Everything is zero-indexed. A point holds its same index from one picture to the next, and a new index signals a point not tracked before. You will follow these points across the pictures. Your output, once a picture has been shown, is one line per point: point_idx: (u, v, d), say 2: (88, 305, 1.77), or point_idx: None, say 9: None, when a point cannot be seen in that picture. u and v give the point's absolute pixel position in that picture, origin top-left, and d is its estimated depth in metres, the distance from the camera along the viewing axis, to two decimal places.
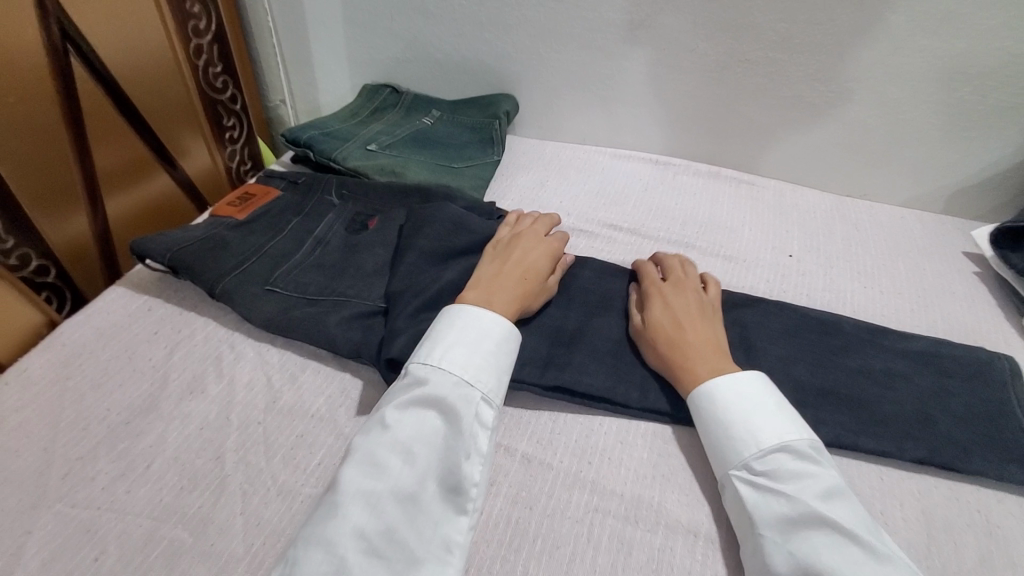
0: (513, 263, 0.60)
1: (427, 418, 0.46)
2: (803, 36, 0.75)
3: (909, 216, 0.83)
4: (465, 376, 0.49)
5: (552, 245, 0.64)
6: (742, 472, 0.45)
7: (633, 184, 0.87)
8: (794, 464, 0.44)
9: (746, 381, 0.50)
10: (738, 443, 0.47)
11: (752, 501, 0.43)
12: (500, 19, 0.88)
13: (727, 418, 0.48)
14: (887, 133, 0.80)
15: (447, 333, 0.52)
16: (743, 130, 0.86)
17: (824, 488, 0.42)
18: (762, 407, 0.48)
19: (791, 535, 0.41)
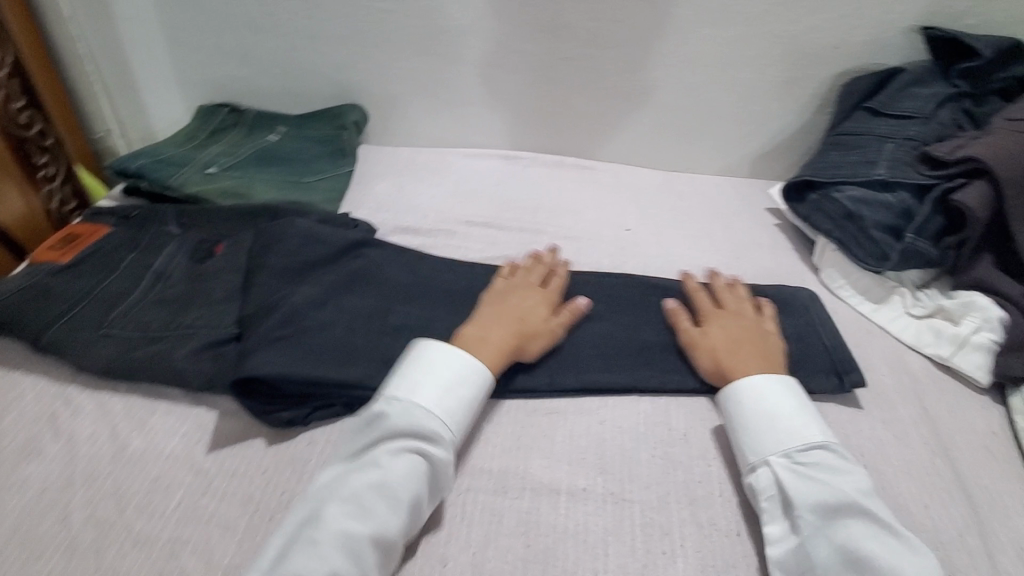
0: (513, 307, 0.59)
1: (410, 460, 0.46)
2: (611, 33, 0.84)
3: (724, 183, 0.95)
4: (446, 418, 0.49)
5: (563, 285, 0.63)
6: (782, 459, 0.48)
7: (486, 180, 0.91)
8: (835, 461, 0.47)
9: (778, 381, 0.52)
10: (786, 435, 0.49)
11: (791, 486, 0.46)
12: (334, 30, 0.88)
13: (773, 409, 0.50)
14: (695, 112, 0.91)
15: (427, 370, 0.51)
16: (578, 120, 0.94)
17: (862, 486, 0.45)
18: (798, 402, 0.51)
19: (829, 522, 0.44)
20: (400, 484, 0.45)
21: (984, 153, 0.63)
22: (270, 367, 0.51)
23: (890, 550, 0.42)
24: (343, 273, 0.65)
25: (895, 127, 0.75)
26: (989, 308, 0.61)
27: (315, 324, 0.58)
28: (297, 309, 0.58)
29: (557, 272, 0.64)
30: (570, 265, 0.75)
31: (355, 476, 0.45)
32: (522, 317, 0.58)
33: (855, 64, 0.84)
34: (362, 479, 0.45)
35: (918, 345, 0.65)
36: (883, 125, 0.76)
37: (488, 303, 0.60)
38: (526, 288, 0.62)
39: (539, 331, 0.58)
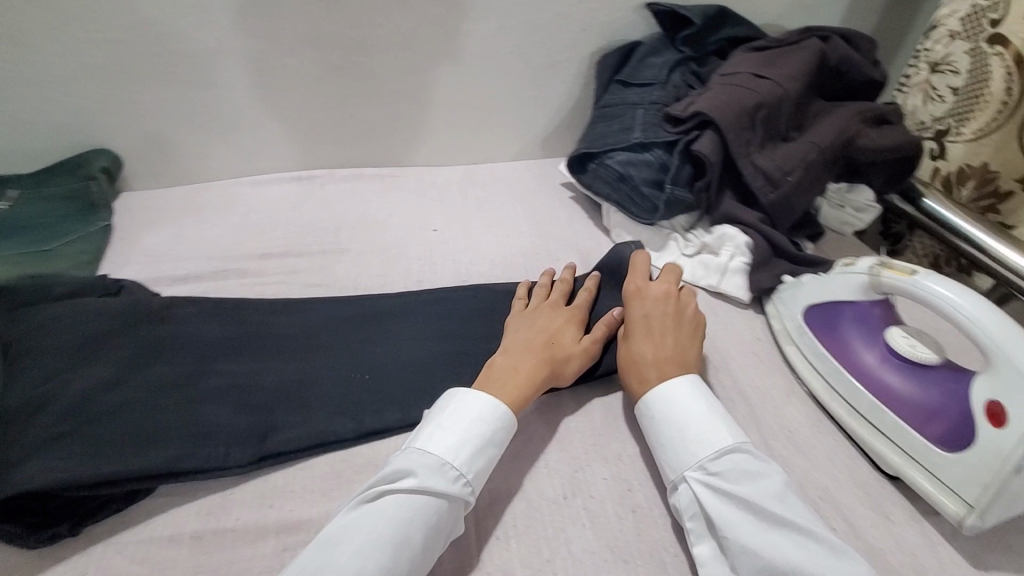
0: (538, 330, 0.59)
1: (409, 524, 0.43)
2: (373, 37, 0.82)
3: (522, 167, 1.00)
4: (464, 477, 0.47)
5: (585, 295, 0.65)
6: (698, 474, 0.48)
7: (279, 206, 0.85)
8: (747, 466, 0.47)
9: (680, 389, 0.53)
10: (695, 447, 0.49)
11: (710, 502, 0.46)
12: (50, 70, 0.76)
13: (682, 419, 0.51)
14: (480, 105, 0.94)
15: (463, 415, 0.49)
16: (367, 128, 0.91)
17: (775, 489, 0.46)
18: (706, 408, 0.51)
19: (749, 532, 0.44)
20: (399, 546, 0.42)
21: (708, 107, 0.72)
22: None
23: (811, 554, 0.43)
24: (110, 345, 0.56)
25: (642, 94, 0.84)
26: (736, 236, 0.72)
27: (107, 411, 0.51)
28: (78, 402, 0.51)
29: (590, 280, 0.66)
30: (382, 278, 0.74)
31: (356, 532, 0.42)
32: (552, 338, 0.58)
33: (603, 42, 0.93)
34: (355, 540, 0.42)
35: (695, 280, 0.73)
36: (633, 94, 0.85)
37: (522, 326, 0.60)
38: (547, 309, 0.62)
39: (572, 350, 0.58)
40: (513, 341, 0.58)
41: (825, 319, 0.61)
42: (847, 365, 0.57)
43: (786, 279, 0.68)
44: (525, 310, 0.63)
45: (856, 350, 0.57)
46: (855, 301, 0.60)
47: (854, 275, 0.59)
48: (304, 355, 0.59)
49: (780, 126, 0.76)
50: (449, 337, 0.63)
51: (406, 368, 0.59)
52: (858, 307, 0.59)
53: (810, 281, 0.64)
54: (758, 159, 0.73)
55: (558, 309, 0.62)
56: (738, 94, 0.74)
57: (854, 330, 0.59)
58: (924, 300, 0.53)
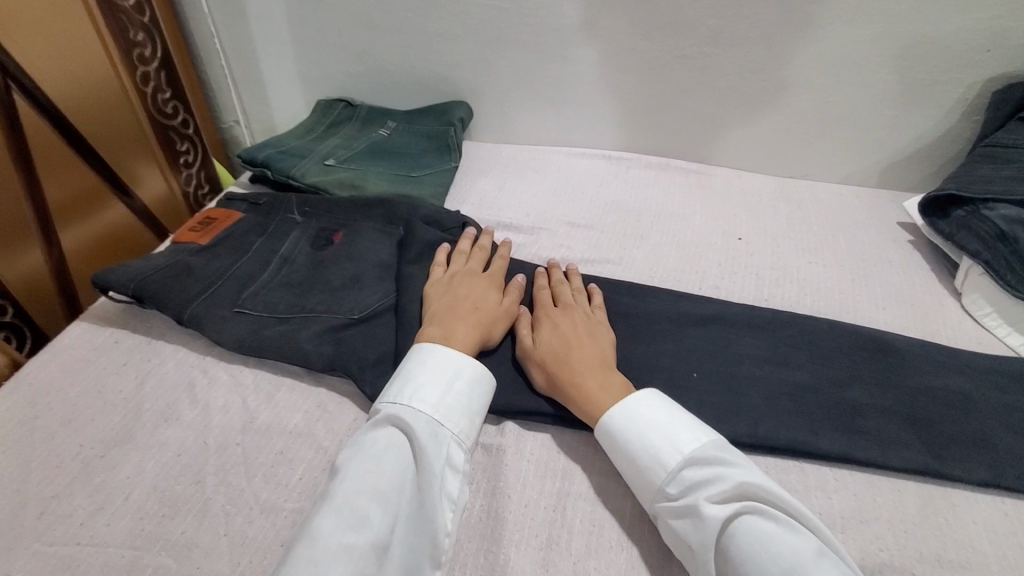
0: (462, 296, 0.60)
1: (393, 446, 0.48)
2: (734, 28, 0.79)
3: (845, 193, 0.88)
4: (433, 415, 0.50)
5: (501, 262, 0.67)
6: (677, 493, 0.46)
7: (588, 181, 0.90)
8: (697, 475, 0.46)
9: (637, 399, 0.52)
10: (647, 470, 0.48)
11: (682, 524, 0.45)
12: (447, 28, 0.90)
13: (646, 426, 0.50)
14: (821, 115, 0.85)
15: (403, 384, 0.52)
16: (688, 120, 0.90)
17: (724, 492, 0.44)
18: (664, 415, 0.50)
19: (732, 534, 0.43)
20: (400, 470, 0.46)
21: None
22: None
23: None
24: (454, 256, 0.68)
25: None
26: None
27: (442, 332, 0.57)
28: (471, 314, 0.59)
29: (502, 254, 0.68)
30: (677, 274, 0.73)
31: (352, 479, 0.45)
32: (478, 303, 0.60)
33: (1015, 67, 0.75)
34: (359, 482, 0.45)
35: None
36: None
37: (445, 289, 0.62)
38: (465, 276, 0.64)
39: (496, 313, 0.60)
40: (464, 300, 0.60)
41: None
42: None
43: None
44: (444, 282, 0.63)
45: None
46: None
47: None
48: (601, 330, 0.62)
49: None
50: (749, 364, 0.61)
51: (700, 375, 0.60)
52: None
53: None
54: None
55: (476, 274, 0.64)
56: None
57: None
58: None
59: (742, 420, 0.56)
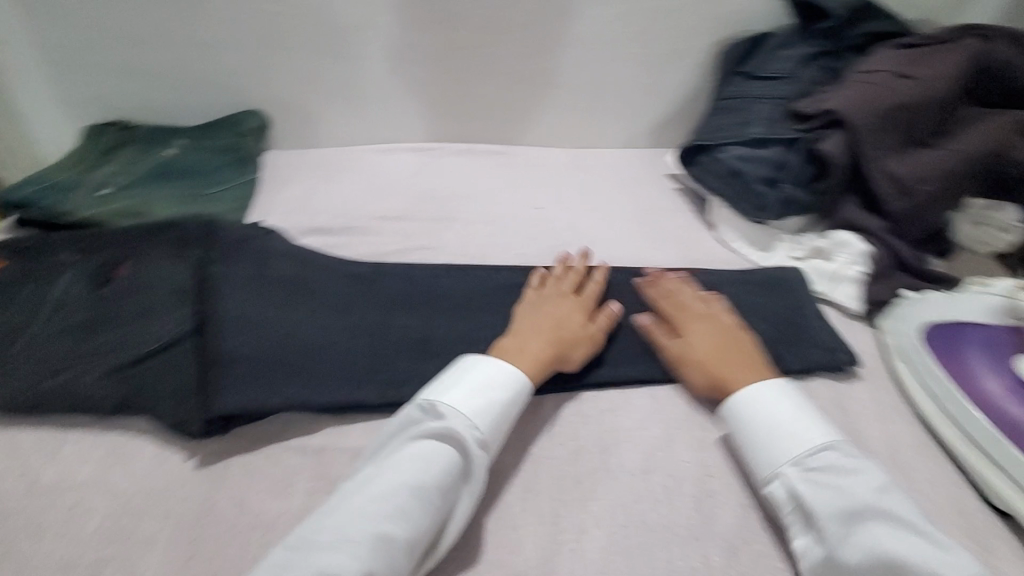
0: (545, 318, 0.60)
1: (409, 456, 0.46)
2: (502, 17, 0.86)
3: (627, 155, 1.00)
4: (481, 431, 0.50)
5: (598, 286, 0.65)
6: (793, 469, 0.48)
7: (399, 173, 0.91)
8: (845, 459, 0.48)
9: (759, 393, 0.53)
10: (784, 444, 0.49)
11: (807, 494, 0.46)
12: (222, 36, 0.86)
13: (780, 419, 0.51)
14: (593, 89, 0.95)
15: (486, 377, 0.53)
16: (483, 107, 0.95)
17: (878, 483, 0.46)
18: (787, 401, 0.52)
19: (850, 524, 0.44)
20: (409, 481, 0.45)
21: (841, 105, 0.70)
22: (233, 404, 0.52)
23: (911, 541, 0.42)
24: (252, 262, 0.66)
25: (766, 87, 0.81)
26: (852, 243, 0.70)
27: (239, 351, 0.57)
28: (269, 328, 0.59)
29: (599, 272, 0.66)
30: (485, 248, 0.77)
31: (400, 469, 0.45)
32: (556, 326, 0.59)
33: (730, 32, 0.90)
34: (385, 482, 0.44)
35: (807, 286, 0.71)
36: (756, 87, 0.82)
37: (527, 313, 0.61)
38: (558, 297, 0.63)
39: (579, 336, 0.59)
40: (541, 313, 0.60)
41: (950, 337, 0.58)
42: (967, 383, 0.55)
43: (902, 293, 0.67)
44: (539, 292, 0.63)
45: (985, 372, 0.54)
46: (985, 329, 0.58)
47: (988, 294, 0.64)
48: (408, 313, 0.63)
49: (920, 132, 0.70)
50: (553, 316, 0.64)
51: (510, 336, 0.62)
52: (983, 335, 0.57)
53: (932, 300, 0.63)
54: (890, 164, 0.69)
55: (569, 297, 0.63)
56: (875, 92, 0.70)
57: (986, 353, 0.56)
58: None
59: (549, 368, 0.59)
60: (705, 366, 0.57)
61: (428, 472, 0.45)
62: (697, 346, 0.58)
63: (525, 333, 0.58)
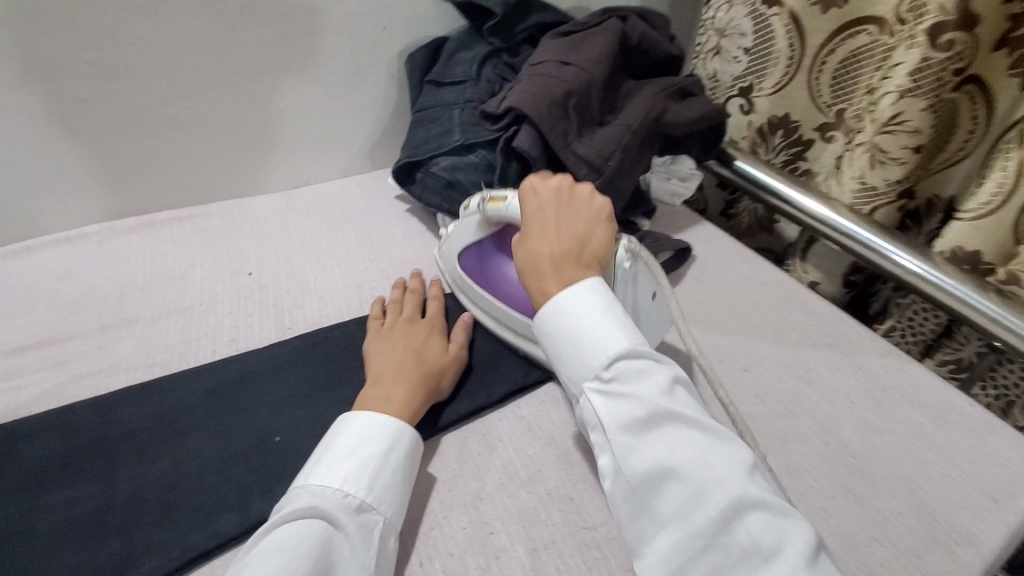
0: (403, 350, 0.56)
1: (285, 547, 0.39)
2: (120, 57, 0.68)
3: (350, 184, 0.92)
4: (362, 496, 0.43)
5: (439, 302, 0.64)
6: (593, 385, 0.45)
7: (42, 277, 0.68)
8: (636, 363, 0.44)
9: (575, 290, 0.49)
10: (588, 350, 0.46)
11: (600, 411, 0.43)
12: None
13: (581, 324, 0.47)
14: (283, 121, 0.83)
15: (353, 437, 0.46)
16: (143, 164, 0.77)
17: (659, 384, 0.42)
18: (600, 302, 0.48)
19: (634, 435, 0.41)
20: None
21: (518, 101, 0.70)
22: None
23: (698, 442, 0.39)
24: None
25: (456, 92, 0.80)
26: None
27: None
28: None
29: (437, 288, 0.65)
30: (186, 343, 0.61)
31: (254, 571, 0.37)
32: (421, 355, 0.55)
33: (411, 40, 0.86)
34: None
35: None
36: (447, 94, 0.80)
37: (384, 350, 0.56)
38: (405, 326, 0.59)
39: (443, 361, 0.56)
40: (414, 332, 0.58)
41: (472, 259, 0.66)
42: (493, 294, 0.63)
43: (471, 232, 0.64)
44: (388, 326, 0.59)
45: (501, 276, 0.63)
46: (483, 241, 0.66)
47: (471, 216, 0.64)
48: (70, 484, 0.46)
49: (590, 113, 0.75)
50: (280, 413, 0.53)
51: (228, 457, 0.49)
52: (487, 247, 0.65)
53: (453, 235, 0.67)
54: (577, 147, 0.72)
55: (418, 320, 0.60)
56: (545, 83, 0.72)
57: (492, 264, 0.64)
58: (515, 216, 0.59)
59: (279, 484, 0.48)
60: (543, 258, 0.52)
61: (301, 570, 0.38)
62: (570, 232, 0.53)
63: (380, 371, 0.53)
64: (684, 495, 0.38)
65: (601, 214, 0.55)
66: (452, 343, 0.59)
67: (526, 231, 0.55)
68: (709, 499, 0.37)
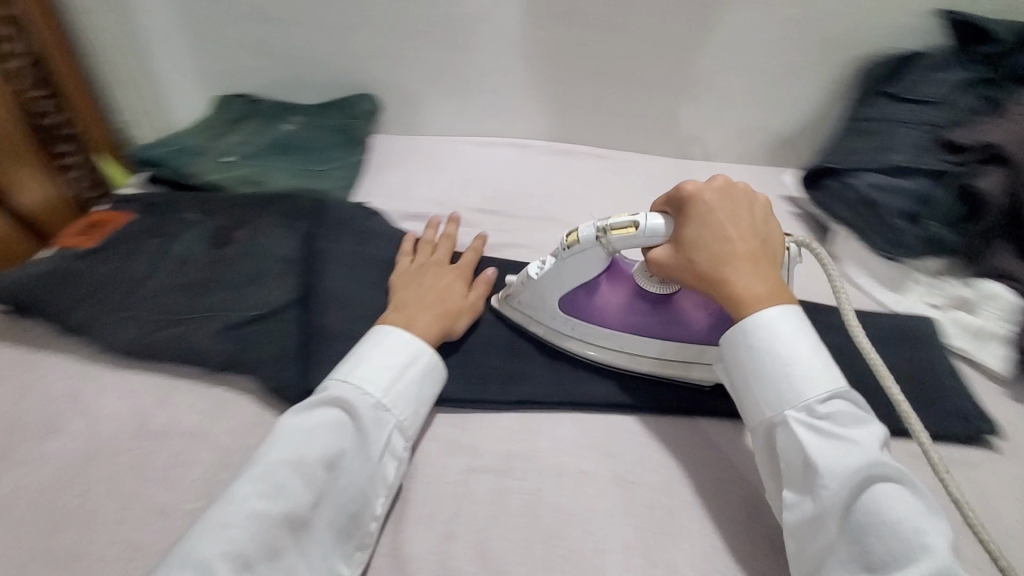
0: (428, 287, 0.59)
1: (311, 429, 0.45)
2: (624, 19, 0.83)
3: (742, 171, 0.95)
4: (380, 398, 0.48)
5: (473, 252, 0.67)
6: (801, 414, 0.44)
7: (499, 168, 0.91)
8: (854, 408, 0.44)
9: (785, 318, 0.46)
10: (799, 382, 0.45)
11: (810, 445, 0.42)
12: (346, 19, 0.87)
13: (789, 354, 0.45)
14: (712, 99, 0.90)
15: (380, 348, 0.50)
16: (590, 106, 0.93)
17: (875, 434, 0.43)
18: (811, 342, 0.46)
19: (854, 475, 0.40)
20: (297, 462, 0.43)
21: (1005, 139, 0.64)
22: None
23: (912, 503, 0.39)
24: (352, 240, 0.68)
25: (915, 112, 0.74)
26: (1004, 297, 0.64)
27: (337, 330, 0.57)
28: (370, 305, 0.61)
29: (477, 241, 0.69)
30: None
31: (282, 443, 0.44)
32: (440, 295, 0.59)
33: (873, 50, 0.83)
34: (276, 456, 0.43)
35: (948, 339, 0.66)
36: (905, 111, 0.75)
37: (409, 283, 0.60)
38: (434, 268, 0.63)
39: (461, 304, 0.59)
40: (439, 277, 0.61)
41: (578, 303, 0.57)
42: (625, 329, 0.56)
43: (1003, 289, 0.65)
44: (416, 269, 0.63)
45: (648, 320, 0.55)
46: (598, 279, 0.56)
47: (598, 252, 0.54)
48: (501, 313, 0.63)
49: None
50: None
51: None
52: (597, 284, 0.57)
53: (540, 277, 0.57)
54: None
55: (444, 266, 0.64)
56: None
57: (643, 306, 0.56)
58: (668, 235, 0.52)
59: (636, 389, 0.57)
60: (745, 250, 0.49)
61: (316, 449, 0.44)
62: (751, 229, 0.50)
63: (402, 302, 0.57)
64: (884, 547, 0.38)
65: (768, 206, 0.53)
66: (473, 292, 0.62)
67: (714, 221, 0.50)
68: (912, 563, 0.37)
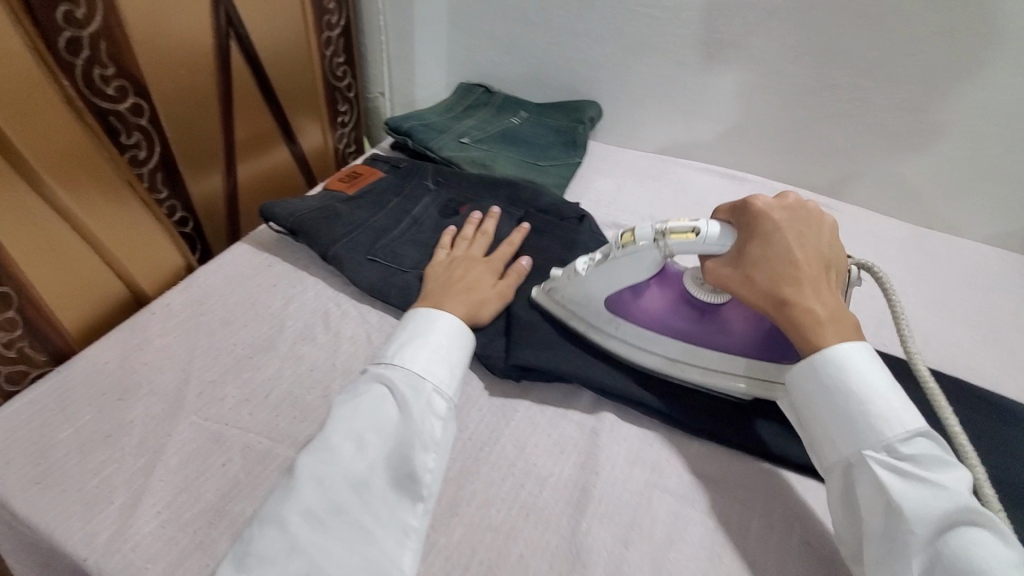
0: (456, 276, 0.63)
1: (357, 403, 0.48)
2: (896, 65, 0.76)
3: (991, 253, 0.84)
4: (411, 369, 0.50)
5: (508, 247, 0.68)
6: (879, 454, 0.43)
7: (710, 197, 0.90)
8: (937, 449, 0.42)
9: (855, 353, 0.45)
10: (877, 421, 0.43)
11: (892, 487, 0.41)
12: (595, 29, 0.91)
13: (873, 392, 0.44)
14: (974, 169, 0.81)
15: (406, 330, 0.54)
16: (823, 151, 0.88)
17: (965, 479, 0.41)
18: (887, 377, 0.45)
19: (943, 525, 0.39)
20: (344, 432, 0.46)
21: None
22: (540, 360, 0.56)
23: (1010, 561, 0.38)
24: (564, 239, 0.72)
25: None
26: None
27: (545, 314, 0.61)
28: None
29: (512, 234, 0.70)
30: None
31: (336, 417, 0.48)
32: (468, 283, 0.62)
33: None
34: (330, 428, 0.47)
35: None
36: None
37: (443, 271, 0.64)
38: (467, 260, 0.66)
39: (485, 293, 0.61)
40: (469, 267, 0.64)
41: (623, 301, 0.56)
42: (671, 334, 0.55)
43: None
44: (452, 258, 0.66)
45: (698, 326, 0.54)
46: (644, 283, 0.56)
47: (642, 253, 0.52)
48: None
49: None
50: None
51: None
52: (645, 287, 0.56)
53: (588, 270, 0.55)
54: None
55: (477, 258, 0.66)
56: None
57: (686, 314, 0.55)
58: (737, 243, 0.52)
59: None
60: (811, 270, 0.49)
61: (364, 418, 0.47)
62: (813, 248, 0.51)
63: (433, 287, 0.61)
64: None
65: (834, 230, 0.54)
66: (500, 283, 0.63)
67: (779, 238, 0.50)
68: None
